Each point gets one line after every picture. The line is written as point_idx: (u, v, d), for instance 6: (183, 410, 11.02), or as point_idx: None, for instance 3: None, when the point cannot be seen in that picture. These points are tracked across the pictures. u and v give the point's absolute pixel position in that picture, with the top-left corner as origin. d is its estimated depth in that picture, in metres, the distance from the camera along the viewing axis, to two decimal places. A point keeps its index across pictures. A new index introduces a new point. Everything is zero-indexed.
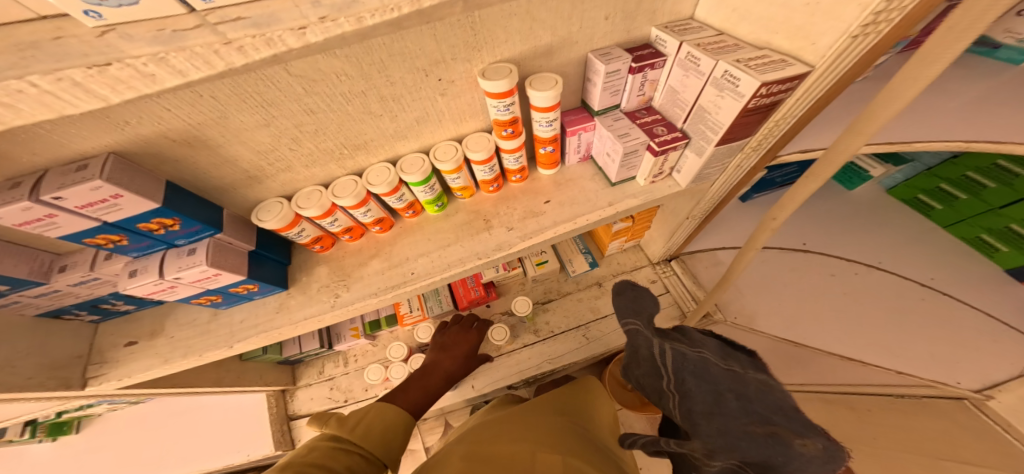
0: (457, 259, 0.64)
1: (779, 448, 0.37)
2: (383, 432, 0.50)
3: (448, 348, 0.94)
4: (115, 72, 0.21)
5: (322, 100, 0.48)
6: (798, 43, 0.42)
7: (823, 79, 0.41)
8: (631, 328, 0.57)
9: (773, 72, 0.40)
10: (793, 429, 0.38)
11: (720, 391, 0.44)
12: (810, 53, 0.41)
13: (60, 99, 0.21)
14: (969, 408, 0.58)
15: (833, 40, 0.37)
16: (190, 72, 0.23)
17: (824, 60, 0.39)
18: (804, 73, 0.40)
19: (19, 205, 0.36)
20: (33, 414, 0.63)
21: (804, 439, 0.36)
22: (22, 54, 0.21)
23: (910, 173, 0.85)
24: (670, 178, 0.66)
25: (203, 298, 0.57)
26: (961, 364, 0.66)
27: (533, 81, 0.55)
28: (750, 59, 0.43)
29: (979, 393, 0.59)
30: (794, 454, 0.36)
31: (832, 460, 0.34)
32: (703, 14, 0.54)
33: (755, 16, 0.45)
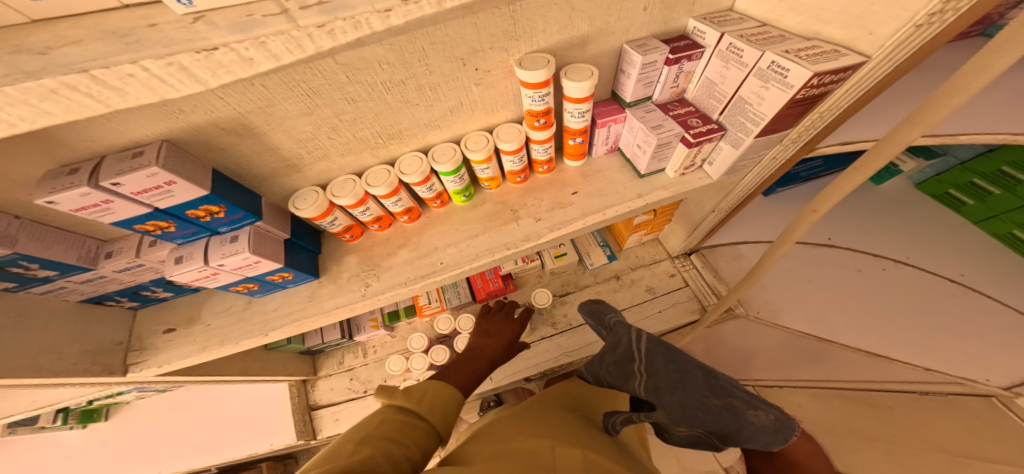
0: (485, 249, 0.64)
1: (736, 419, 0.51)
2: (445, 409, 0.47)
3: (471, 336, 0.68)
4: (219, 57, 0.21)
5: (364, 89, 0.48)
6: (853, 33, 0.42)
7: (878, 69, 0.41)
8: (614, 321, 0.70)
9: (826, 62, 0.40)
10: (749, 402, 0.52)
11: (691, 373, 0.57)
12: (866, 44, 0.41)
13: (166, 83, 0.21)
14: (997, 405, 0.56)
15: (892, 30, 0.37)
16: (284, 56, 0.22)
17: (882, 50, 0.39)
18: (858, 64, 0.40)
19: (79, 191, 0.37)
20: (74, 400, 0.65)
21: (757, 411, 0.51)
22: (127, 39, 0.21)
23: (940, 168, 0.86)
24: (701, 171, 0.66)
25: (240, 285, 0.58)
26: (995, 361, 0.62)
27: (568, 71, 0.55)
28: (799, 49, 0.43)
29: (1007, 390, 0.56)
30: (746, 423, 0.50)
31: (781, 427, 0.49)
32: (743, 4, 0.54)
33: (805, 6, 0.45)
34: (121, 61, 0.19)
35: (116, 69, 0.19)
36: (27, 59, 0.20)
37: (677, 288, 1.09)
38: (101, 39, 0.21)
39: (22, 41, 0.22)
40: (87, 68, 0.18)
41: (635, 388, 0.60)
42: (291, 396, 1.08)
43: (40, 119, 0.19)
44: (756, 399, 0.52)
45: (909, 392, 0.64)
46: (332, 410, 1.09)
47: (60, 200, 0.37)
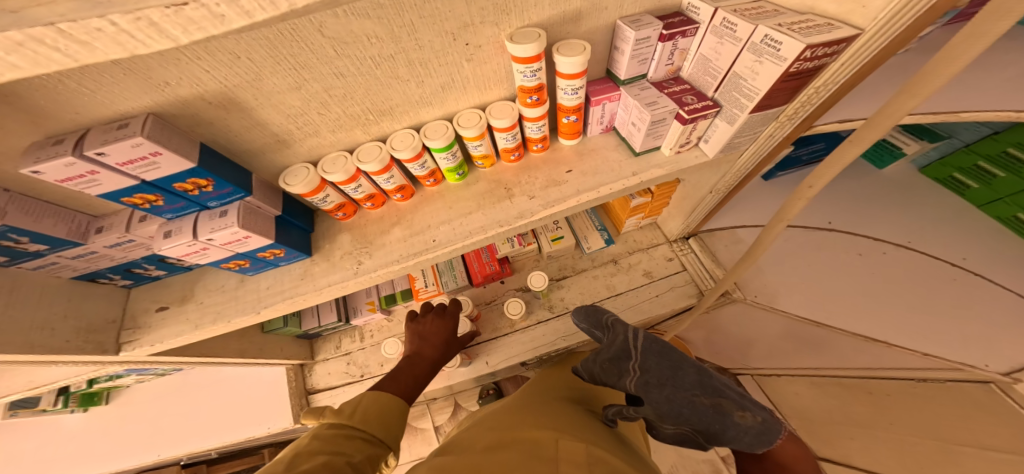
0: (478, 227, 0.65)
1: (721, 418, 0.51)
2: (380, 416, 0.52)
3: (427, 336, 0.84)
4: (190, 13, 0.20)
5: (352, 64, 0.48)
6: (847, 7, 0.41)
7: (872, 44, 0.40)
8: (612, 321, 0.71)
9: (819, 34, 0.39)
10: (738, 403, 0.52)
11: (682, 372, 0.57)
12: (860, 16, 0.40)
13: (134, 39, 0.20)
14: (993, 391, 0.54)
15: (886, 2, 0.37)
16: (256, 13, 0.21)
17: (875, 23, 0.38)
18: (853, 36, 0.40)
19: (64, 160, 0.36)
20: (71, 380, 0.66)
21: (744, 413, 0.50)
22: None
23: (945, 150, 0.86)
24: (697, 148, 0.66)
25: (233, 262, 0.58)
26: (994, 343, 0.60)
27: (559, 47, 0.54)
28: (792, 22, 0.42)
29: (1006, 376, 0.54)
30: (732, 423, 0.50)
31: (766, 431, 0.49)
32: None
33: None
34: (89, 15, 0.19)
35: (84, 23, 0.18)
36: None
37: (675, 273, 1.09)
38: None
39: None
40: (52, 21, 0.18)
41: (626, 385, 0.61)
42: (289, 379, 1.09)
43: (6, 73, 0.19)
44: (747, 401, 0.52)
45: (909, 378, 0.65)
46: (328, 394, 1.10)
47: (45, 171, 0.36)
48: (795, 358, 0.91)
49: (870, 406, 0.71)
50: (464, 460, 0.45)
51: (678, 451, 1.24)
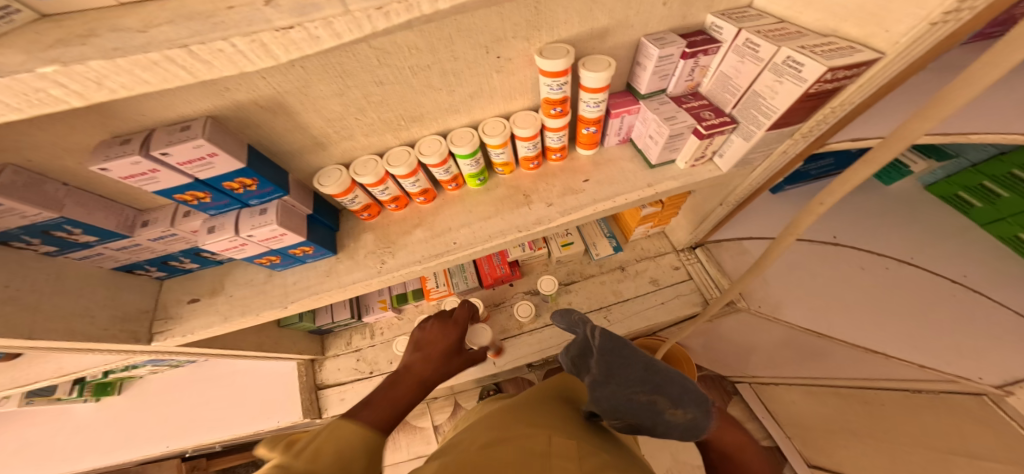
0: (498, 231, 0.67)
1: (654, 415, 0.50)
2: (336, 453, 0.36)
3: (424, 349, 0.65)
4: (293, 34, 0.24)
5: (392, 72, 0.50)
6: (868, 30, 0.40)
7: (891, 67, 0.40)
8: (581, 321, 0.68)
9: (841, 57, 0.39)
10: (673, 399, 0.50)
11: (625, 368, 0.54)
12: (882, 40, 0.40)
13: (246, 58, 0.24)
14: (986, 403, 0.60)
15: (907, 27, 0.36)
16: (344, 34, 0.26)
17: (897, 48, 0.38)
18: (873, 60, 0.39)
19: (131, 159, 0.39)
20: (98, 369, 0.67)
21: (676, 410, 0.49)
22: (215, 20, 0.24)
23: (952, 169, 0.87)
24: (710, 163, 0.68)
25: (265, 257, 0.61)
26: (991, 359, 0.63)
27: (585, 62, 0.57)
28: (814, 45, 0.42)
29: (998, 388, 0.58)
30: (663, 420, 0.49)
31: (693, 427, 0.48)
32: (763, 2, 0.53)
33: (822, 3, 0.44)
34: (215, 38, 0.22)
35: (211, 45, 0.22)
36: (129, 37, 0.22)
37: (681, 281, 1.12)
38: (188, 25, 0.23)
39: (119, 12, 0.24)
40: (186, 44, 0.21)
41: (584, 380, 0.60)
42: (299, 374, 1.11)
43: (140, 87, 0.22)
44: (684, 396, 0.50)
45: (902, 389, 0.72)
46: (338, 389, 1.12)
47: (112, 168, 0.39)
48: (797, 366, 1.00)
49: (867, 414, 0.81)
50: (462, 457, 0.47)
51: (677, 456, 1.26)
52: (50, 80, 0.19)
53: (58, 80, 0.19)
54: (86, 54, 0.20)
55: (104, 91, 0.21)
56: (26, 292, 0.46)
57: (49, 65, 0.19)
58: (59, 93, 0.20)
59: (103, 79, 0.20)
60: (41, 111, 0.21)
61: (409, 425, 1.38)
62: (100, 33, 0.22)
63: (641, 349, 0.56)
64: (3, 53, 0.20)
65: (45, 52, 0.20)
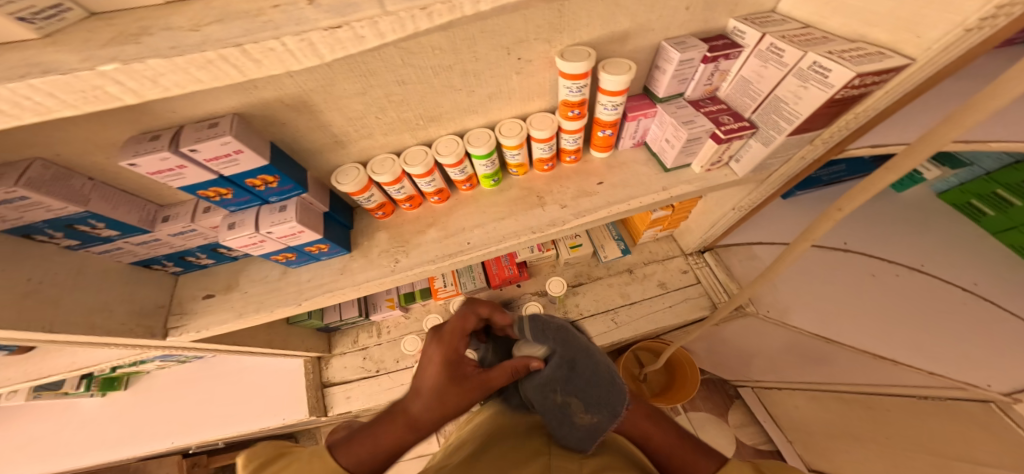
0: (512, 232, 0.67)
1: (564, 417, 0.46)
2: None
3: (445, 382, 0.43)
4: (340, 34, 0.24)
5: (414, 72, 0.51)
6: (900, 36, 0.40)
7: (920, 73, 0.40)
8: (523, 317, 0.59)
9: (871, 63, 0.39)
10: (585, 403, 0.47)
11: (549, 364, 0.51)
12: (913, 46, 0.39)
13: (294, 57, 0.24)
14: (993, 410, 0.60)
15: (942, 33, 0.36)
16: (388, 34, 0.26)
17: (929, 53, 0.38)
18: (903, 66, 0.39)
19: (160, 155, 0.39)
20: (111, 363, 0.67)
21: (583, 414, 0.46)
22: (262, 19, 0.25)
23: (965, 177, 0.84)
24: (726, 168, 0.69)
25: (281, 254, 0.61)
26: (995, 364, 0.63)
27: (606, 65, 0.57)
28: (843, 50, 0.42)
29: (1005, 396, 0.58)
30: (569, 423, 0.45)
31: (594, 434, 0.44)
32: (787, 7, 0.53)
33: (850, 8, 0.44)
34: (266, 37, 0.22)
35: (263, 44, 0.22)
36: (182, 35, 0.22)
37: (689, 285, 1.12)
38: (237, 26, 0.24)
39: (169, 11, 0.25)
40: (240, 43, 0.22)
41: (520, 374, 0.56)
42: (306, 371, 1.11)
43: (192, 86, 0.22)
44: (593, 401, 0.47)
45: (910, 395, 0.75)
46: (344, 387, 1.12)
47: (141, 163, 0.39)
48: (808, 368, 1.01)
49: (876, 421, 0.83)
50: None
51: None
52: (109, 77, 0.20)
53: (117, 78, 0.20)
54: (145, 53, 0.20)
55: (158, 89, 0.22)
56: (47, 286, 0.46)
57: (108, 64, 0.19)
58: (116, 91, 0.21)
59: (159, 77, 0.21)
60: (97, 108, 0.21)
61: None
62: (153, 31, 0.22)
63: (572, 343, 0.53)
64: (69, 51, 0.20)
65: (101, 50, 0.20)
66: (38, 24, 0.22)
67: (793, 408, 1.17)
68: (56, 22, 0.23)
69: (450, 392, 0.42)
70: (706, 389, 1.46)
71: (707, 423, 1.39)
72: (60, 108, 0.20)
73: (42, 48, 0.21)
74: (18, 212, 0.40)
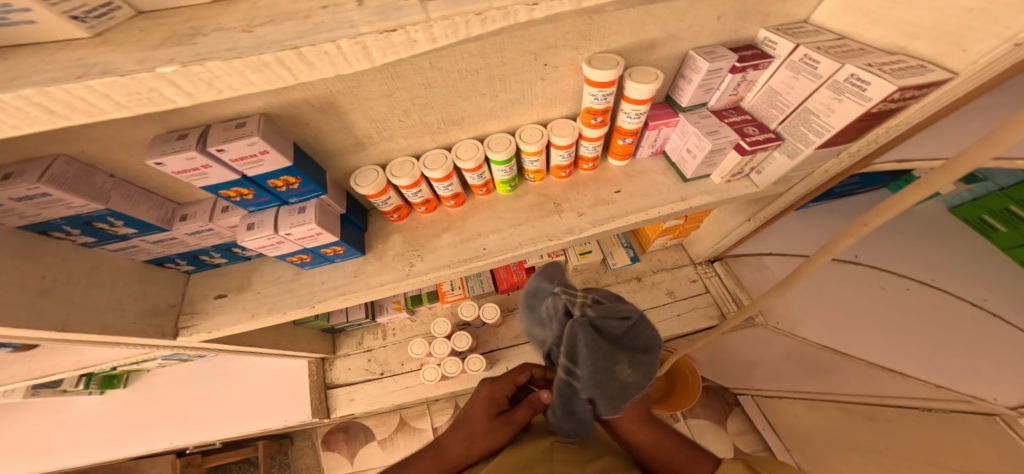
0: (529, 239, 0.67)
1: (611, 370, 0.44)
2: None
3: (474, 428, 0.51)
4: (394, 38, 0.24)
5: (441, 75, 0.50)
6: (942, 49, 0.40)
7: (960, 88, 0.39)
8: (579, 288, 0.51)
9: (912, 77, 0.39)
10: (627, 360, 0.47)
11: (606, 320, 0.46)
12: (956, 60, 0.39)
13: (346, 60, 0.24)
14: (999, 423, 0.61)
15: (988, 47, 0.35)
16: (440, 39, 0.26)
17: (973, 68, 0.37)
18: (944, 80, 0.39)
19: (187, 154, 0.38)
20: (118, 362, 0.66)
21: (625, 369, 0.46)
22: (313, 21, 0.25)
23: (979, 192, 0.82)
24: (746, 179, 0.68)
25: (297, 255, 0.60)
26: (1005, 380, 0.63)
27: (632, 73, 0.56)
28: (883, 63, 0.42)
29: (1012, 410, 0.59)
30: (615, 377, 0.45)
31: (625, 391, 0.46)
32: (821, 17, 0.53)
33: (891, 21, 0.43)
34: (323, 40, 0.23)
35: (318, 47, 0.23)
36: (237, 36, 0.23)
37: (698, 294, 1.12)
38: (293, 29, 0.24)
39: (219, 10, 0.28)
40: (297, 46, 0.22)
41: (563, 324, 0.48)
42: (310, 373, 1.09)
43: (245, 88, 0.24)
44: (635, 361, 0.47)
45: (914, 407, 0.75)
46: (348, 389, 1.10)
47: (167, 162, 0.39)
48: (810, 379, 1.01)
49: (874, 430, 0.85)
50: None
51: None
52: (167, 79, 0.21)
53: (174, 80, 0.21)
54: (206, 55, 0.21)
55: (211, 91, 0.23)
56: (61, 284, 0.45)
57: (169, 65, 0.21)
58: (168, 93, 0.22)
59: (216, 80, 0.22)
60: (147, 109, 0.23)
61: (408, 426, 1.37)
62: (206, 32, 0.24)
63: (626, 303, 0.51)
64: (123, 53, 0.22)
65: (157, 53, 0.22)
66: (89, 23, 0.25)
67: (793, 416, 1.17)
68: (105, 20, 0.26)
69: (479, 432, 0.50)
70: (706, 396, 1.46)
71: (706, 431, 1.38)
72: (112, 109, 0.22)
73: (93, 47, 0.24)
74: (37, 209, 0.39)
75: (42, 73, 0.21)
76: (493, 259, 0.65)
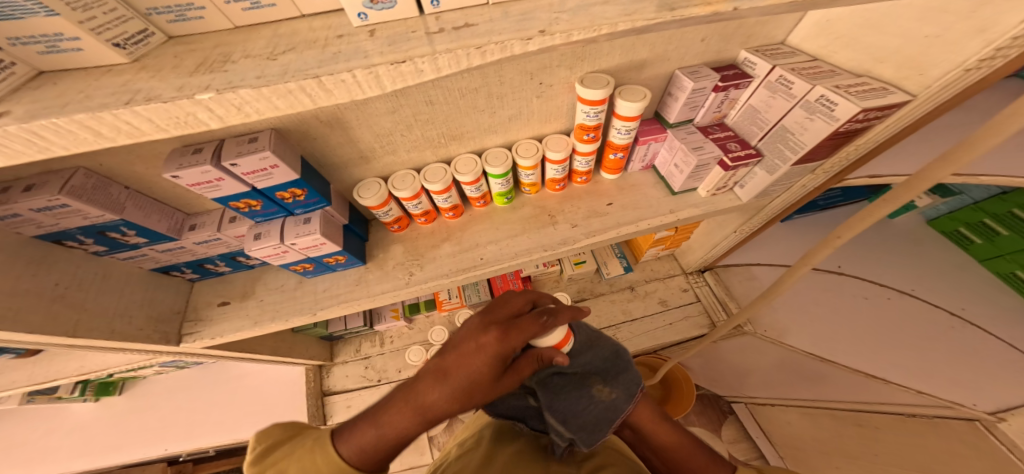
0: (525, 249, 0.69)
1: (581, 390, 0.49)
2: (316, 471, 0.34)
3: (473, 385, 0.40)
4: (402, 68, 0.27)
5: (443, 93, 0.53)
6: (903, 73, 0.43)
7: (920, 108, 0.43)
8: None
9: (874, 99, 0.43)
10: (603, 378, 0.50)
11: (586, 352, 0.51)
12: (915, 83, 0.42)
13: (359, 87, 0.27)
14: (979, 428, 0.62)
15: (942, 73, 0.39)
16: (444, 69, 0.28)
17: (928, 91, 0.41)
18: (903, 102, 0.42)
19: (201, 168, 0.40)
20: (118, 368, 0.67)
21: (603, 387, 0.49)
22: (331, 50, 0.28)
23: (955, 205, 0.86)
24: (732, 193, 0.71)
25: (300, 264, 0.62)
26: (979, 385, 0.66)
27: (622, 92, 0.60)
28: (849, 85, 0.45)
29: (990, 414, 0.61)
30: (589, 395, 0.48)
31: (611, 409, 0.47)
32: (797, 40, 0.57)
33: (857, 46, 0.47)
34: (340, 70, 0.26)
35: (336, 76, 0.26)
36: (266, 64, 0.27)
37: (690, 303, 1.14)
38: (314, 61, 0.27)
39: (243, 36, 0.32)
40: (318, 75, 0.25)
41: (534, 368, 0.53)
42: (307, 380, 1.09)
43: (271, 112, 0.26)
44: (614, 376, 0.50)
45: (900, 413, 0.76)
46: (344, 397, 1.10)
47: (182, 176, 0.41)
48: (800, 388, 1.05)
49: (863, 437, 0.88)
50: None
51: None
52: (203, 104, 0.24)
53: (208, 105, 0.24)
54: (237, 84, 0.25)
55: (241, 114, 0.26)
56: (73, 291, 0.47)
57: (206, 93, 0.24)
58: (204, 117, 0.25)
59: (245, 105, 0.25)
60: (183, 131, 0.26)
61: None
62: (237, 61, 0.27)
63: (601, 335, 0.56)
64: (163, 80, 0.26)
65: (194, 81, 0.25)
66: (128, 50, 0.29)
67: (786, 425, 1.18)
68: (142, 45, 0.30)
69: (476, 389, 0.40)
70: (701, 403, 1.48)
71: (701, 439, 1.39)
72: (151, 131, 0.25)
73: (133, 72, 0.28)
74: (56, 218, 0.41)
75: (97, 99, 0.24)
76: (487, 268, 0.67)
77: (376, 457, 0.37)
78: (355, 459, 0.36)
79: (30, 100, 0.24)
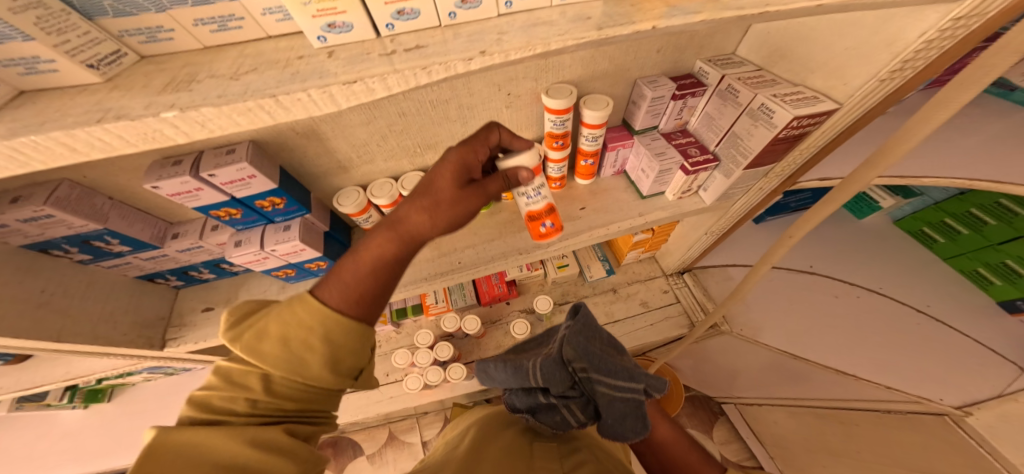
0: (500, 253, 0.72)
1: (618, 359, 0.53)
2: (299, 326, 0.33)
3: (441, 202, 0.41)
4: (355, 88, 0.30)
5: (414, 105, 0.56)
6: (831, 83, 0.47)
7: (849, 116, 0.46)
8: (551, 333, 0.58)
9: (806, 107, 0.46)
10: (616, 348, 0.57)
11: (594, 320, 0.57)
12: (840, 92, 0.46)
13: (315, 105, 0.30)
14: (948, 422, 0.65)
15: (862, 83, 0.42)
16: (394, 87, 0.32)
17: (852, 100, 0.44)
18: (832, 110, 0.46)
19: (180, 179, 0.43)
20: (105, 373, 0.68)
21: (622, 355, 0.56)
22: (290, 70, 0.31)
23: (917, 206, 0.89)
24: (697, 196, 0.74)
25: (282, 270, 0.64)
26: (943, 379, 0.71)
27: (587, 101, 0.63)
28: (786, 94, 0.49)
29: (959, 409, 0.64)
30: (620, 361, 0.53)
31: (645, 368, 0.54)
32: (745, 51, 0.61)
33: (793, 57, 0.51)
34: (295, 90, 0.29)
35: (291, 96, 0.28)
36: (228, 84, 0.30)
37: (671, 303, 1.16)
38: (273, 81, 0.30)
39: (211, 57, 0.35)
40: (274, 94, 0.28)
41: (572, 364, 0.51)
42: None
43: (233, 128, 0.29)
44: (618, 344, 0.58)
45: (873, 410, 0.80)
46: None
47: (162, 186, 0.44)
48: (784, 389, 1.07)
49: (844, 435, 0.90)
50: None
51: None
52: (168, 122, 0.27)
53: (173, 122, 0.27)
54: (200, 103, 0.27)
55: (204, 130, 0.28)
56: (59, 298, 0.49)
57: (170, 111, 0.26)
58: (170, 133, 0.28)
59: (208, 122, 0.28)
60: (151, 144, 0.28)
61: (397, 440, 1.36)
62: (202, 80, 0.30)
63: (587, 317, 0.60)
64: (133, 100, 0.28)
65: (161, 100, 0.28)
66: (102, 70, 0.32)
67: (773, 424, 1.19)
68: (115, 66, 0.33)
69: (445, 202, 0.41)
70: (691, 404, 1.49)
71: None
72: (123, 146, 0.28)
73: (106, 91, 0.30)
74: (41, 228, 0.43)
75: (72, 118, 0.27)
76: (462, 271, 0.70)
77: (362, 289, 0.37)
78: (340, 297, 0.36)
79: (12, 119, 0.27)
